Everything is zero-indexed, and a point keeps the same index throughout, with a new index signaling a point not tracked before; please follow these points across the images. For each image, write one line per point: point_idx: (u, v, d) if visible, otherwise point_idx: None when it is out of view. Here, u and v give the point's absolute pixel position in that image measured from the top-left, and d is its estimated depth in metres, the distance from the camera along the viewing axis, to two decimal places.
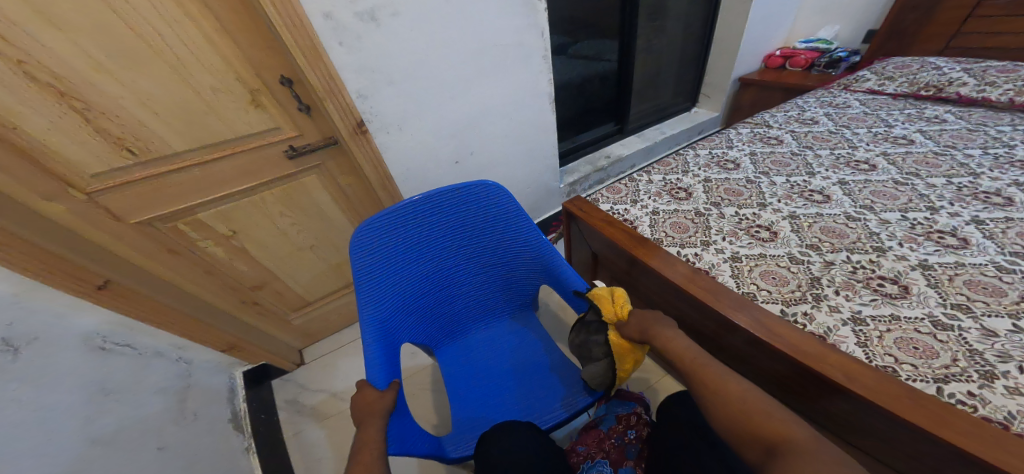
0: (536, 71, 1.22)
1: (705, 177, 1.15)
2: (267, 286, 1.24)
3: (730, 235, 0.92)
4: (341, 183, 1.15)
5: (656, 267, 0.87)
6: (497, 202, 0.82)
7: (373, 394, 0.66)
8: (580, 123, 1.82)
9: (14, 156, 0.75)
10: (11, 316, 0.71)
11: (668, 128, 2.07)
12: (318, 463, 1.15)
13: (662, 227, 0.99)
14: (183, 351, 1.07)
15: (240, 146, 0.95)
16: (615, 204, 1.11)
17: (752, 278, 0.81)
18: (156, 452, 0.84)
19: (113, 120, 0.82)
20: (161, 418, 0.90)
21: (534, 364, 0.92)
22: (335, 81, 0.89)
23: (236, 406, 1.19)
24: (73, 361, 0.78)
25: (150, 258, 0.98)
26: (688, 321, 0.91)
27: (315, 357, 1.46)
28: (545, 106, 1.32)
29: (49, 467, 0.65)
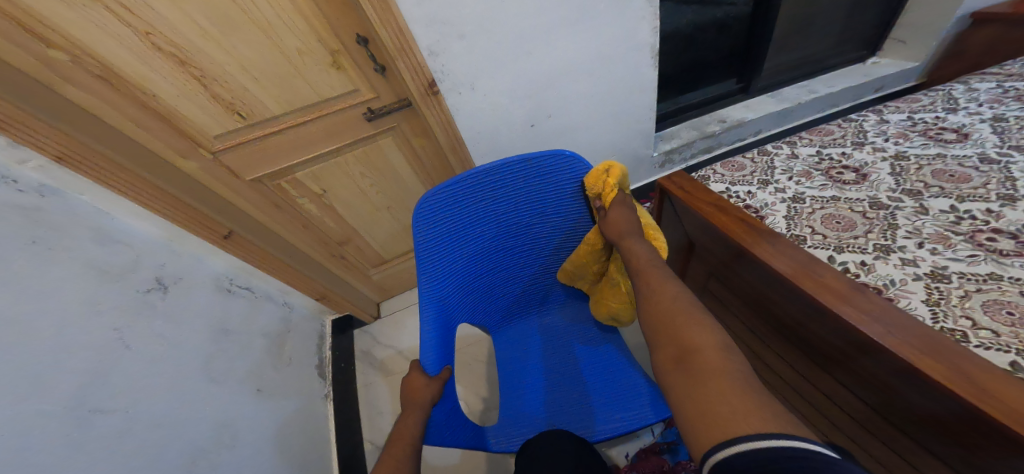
0: (635, 13, 0.98)
1: (895, 152, 0.84)
2: (350, 242, 1.33)
3: (935, 241, 0.65)
4: (415, 145, 1.12)
5: (781, 269, 0.64)
6: (580, 176, 0.67)
7: (421, 381, 0.61)
8: (687, 81, 1.51)
9: (150, 120, 0.85)
10: (164, 258, 0.89)
11: (822, 86, 1.61)
12: (380, 416, 1.25)
13: (809, 220, 0.75)
14: (286, 296, 1.25)
15: (326, 108, 0.96)
16: (732, 185, 0.87)
17: (967, 310, 0.55)
18: (256, 393, 0.97)
19: (223, 87, 0.87)
20: (263, 361, 1.05)
21: (596, 360, 0.80)
22: (404, 35, 0.82)
23: (323, 354, 1.33)
24: (206, 301, 0.94)
25: (260, 210, 1.08)
26: (820, 344, 0.67)
27: (389, 312, 1.56)
28: (645, 60, 1.09)
29: (181, 395, 0.77)
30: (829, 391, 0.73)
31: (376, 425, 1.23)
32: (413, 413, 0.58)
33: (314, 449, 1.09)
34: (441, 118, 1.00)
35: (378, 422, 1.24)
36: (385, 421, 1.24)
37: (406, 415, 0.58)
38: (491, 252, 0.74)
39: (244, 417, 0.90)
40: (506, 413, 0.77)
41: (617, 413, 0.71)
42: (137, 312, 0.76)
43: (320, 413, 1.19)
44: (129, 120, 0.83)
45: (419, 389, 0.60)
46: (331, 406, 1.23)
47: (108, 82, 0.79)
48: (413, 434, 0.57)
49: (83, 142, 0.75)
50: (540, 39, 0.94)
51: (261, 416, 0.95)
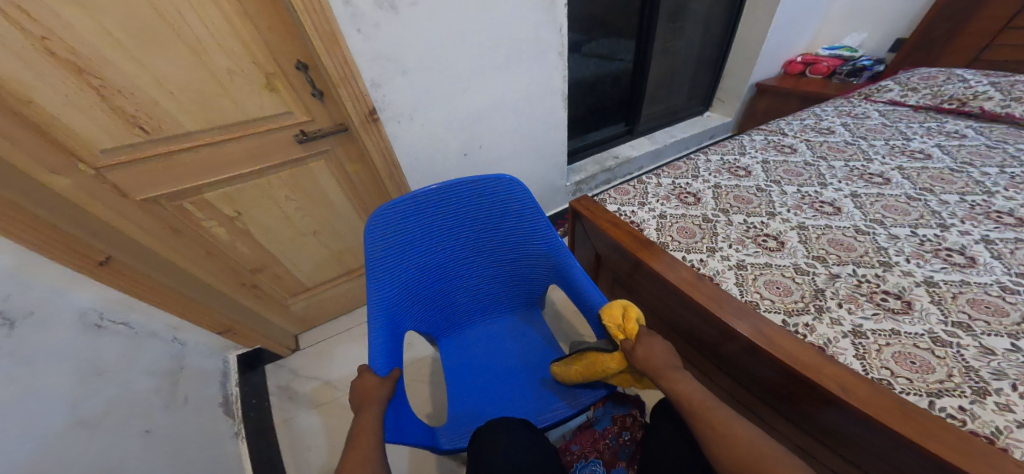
0: (550, 67, 1.21)
1: (715, 183, 1.14)
2: (267, 269, 1.23)
3: (737, 243, 0.92)
4: (349, 171, 1.14)
5: (663, 273, 0.87)
6: (515, 198, 0.81)
7: (373, 381, 0.66)
8: (591, 122, 1.83)
9: (26, 130, 0.74)
10: (8, 288, 0.69)
11: (680, 132, 2.08)
12: (307, 450, 1.15)
13: (669, 231, 0.99)
14: (177, 331, 1.04)
15: (252, 128, 0.93)
16: (622, 206, 1.10)
17: (756, 287, 0.81)
18: (144, 435, 0.82)
19: (127, 99, 0.80)
20: (151, 399, 0.88)
21: (532, 361, 0.92)
22: (350, 68, 0.88)
23: (227, 391, 1.18)
24: (70, 337, 0.76)
25: (153, 237, 0.96)
26: (692, 328, 0.90)
27: (311, 343, 1.45)
28: (557, 102, 1.31)
29: (45, 452, 0.63)
30: (705, 368, 0.96)
31: (302, 461, 1.12)
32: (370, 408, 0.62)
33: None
34: (380, 144, 1.04)
35: (305, 458, 1.13)
36: (315, 455, 1.14)
37: (362, 410, 0.62)
38: (440, 264, 0.83)
39: (125, 467, 0.75)
40: (451, 415, 0.83)
41: (554, 404, 0.83)
42: None
43: (229, 455, 1.05)
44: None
45: (372, 388, 0.64)
46: (239, 444, 1.10)
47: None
48: (374, 426, 0.59)
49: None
50: (475, 82, 1.09)
51: (152, 465, 0.80)
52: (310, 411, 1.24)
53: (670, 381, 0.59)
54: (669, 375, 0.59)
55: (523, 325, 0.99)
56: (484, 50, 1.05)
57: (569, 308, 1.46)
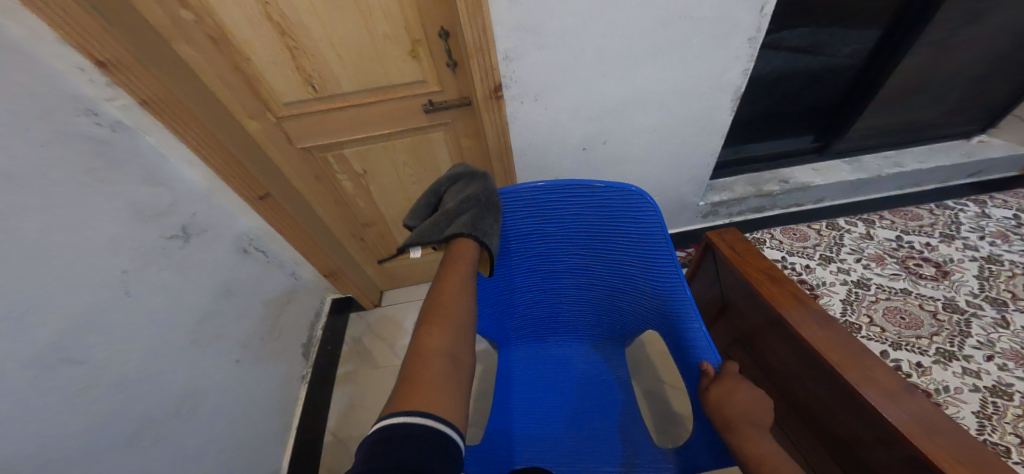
0: (726, 59, 0.94)
1: (986, 253, 0.81)
2: (375, 225, 1.30)
3: (1008, 356, 0.64)
4: (463, 145, 1.10)
5: (829, 357, 0.60)
6: (636, 215, 0.64)
7: (456, 281, 0.58)
8: (757, 128, 1.36)
9: (234, 76, 0.85)
10: (199, 208, 0.86)
11: (910, 159, 1.36)
12: (352, 408, 1.27)
13: (869, 310, 0.75)
14: (297, 267, 1.19)
15: (392, 93, 0.95)
16: (790, 255, 0.89)
17: (1018, 428, 0.56)
18: (235, 363, 0.93)
19: (309, 59, 0.86)
20: (253, 329, 1.00)
21: (599, 406, 0.80)
22: (486, 37, 0.81)
23: (313, 333, 1.31)
24: (224, 255, 0.91)
25: (303, 182, 1.07)
26: (850, 442, 0.63)
27: (391, 303, 1.57)
28: (724, 101, 1.04)
29: (167, 350, 0.75)
30: None
31: (346, 417, 1.25)
32: (430, 339, 0.52)
33: (277, 429, 1.07)
34: (496, 122, 0.99)
35: (346, 415, 1.26)
36: (353, 415, 1.25)
37: (422, 334, 0.53)
38: (527, 266, 0.76)
39: (219, 384, 0.88)
40: (490, 421, 0.81)
41: (611, 462, 0.72)
42: (151, 258, 0.73)
43: (292, 383, 1.16)
44: (218, 75, 0.84)
45: (451, 291, 0.57)
46: (303, 389, 1.20)
47: (214, 40, 0.80)
48: (443, 347, 0.52)
49: (154, 77, 0.73)
50: (622, 66, 0.92)
51: (236, 387, 0.93)
52: (367, 370, 1.37)
53: (739, 436, 0.50)
54: (740, 429, 0.50)
55: (602, 359, 0.87)
56: (637, 28, 0.85)
57: (663, 348, 1.24)
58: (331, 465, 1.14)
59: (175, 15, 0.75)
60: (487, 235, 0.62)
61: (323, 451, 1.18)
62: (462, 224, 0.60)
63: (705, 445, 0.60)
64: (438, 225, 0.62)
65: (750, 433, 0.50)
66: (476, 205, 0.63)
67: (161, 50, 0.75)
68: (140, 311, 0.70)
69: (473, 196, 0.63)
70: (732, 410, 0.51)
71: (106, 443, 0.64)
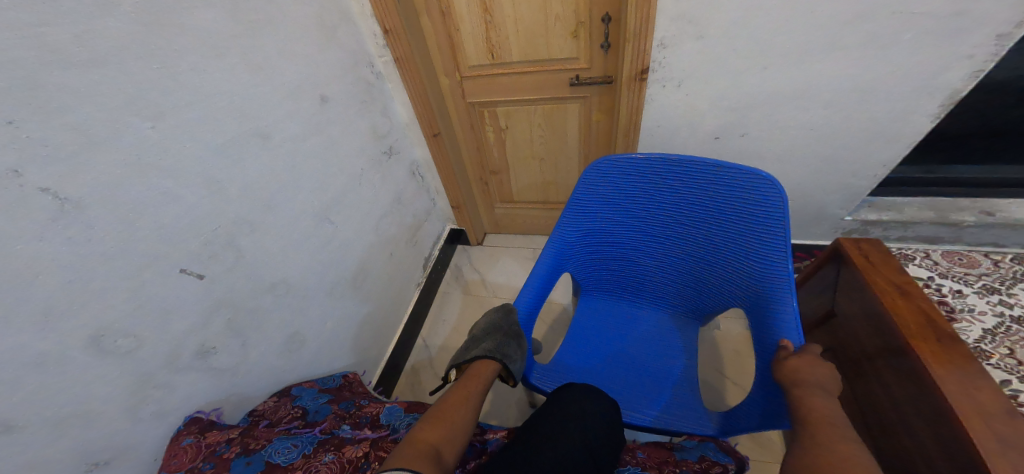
0: (951, 54, 0.83)
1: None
2: (499, 175, 1.52)
3: None
4: (593, 119, 1.22)
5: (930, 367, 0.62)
6: (752, 199, 0.72)
7: (462, 394, 0.67)
8: (957, 150, 1.22)
9: (447, 42, 1.10)
10: (398, 136, 1.19)
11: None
12: (442, 321, 1.58)
13: (1013, 343, 0.70)
14: (437, 196, 1.51)
15: (546, 65, 1.10)
16: (939, 276, 0.84)
17: None
18: (388, 256, 1.26)
19: (496, 33, 1.05)
20: (403, 235, 1.33)
21: (660, 367, 0.92)
22: (648, 26, 0.90)
23: (432, 251, 1.64)
24: (401, 175, 1.23)
25: (463, 129, 1.31)
26: (918, 455, 0.66)
27: (491, 244, 1.83)
28: (913, 107, 0.94)
29: (362, 232, 1.08)
30: None
31: (436, 326, 1.57)
32: (424, 432, 0.59)
33: (400, 313, 1.44)
34: (632, 103, 1.08)
35: (438, 324, 1.57)
36: (444, 325, 1.56)
37: (420, 426, 0.60)
38: (633, 228, 0.89)
39: (377, 271, 1.22)
40: (565, 345, 0.99)
41: (658, 404, 0.85)
42: (372, 166, 1.08)
43: (413, 284, 1.50)
44: (438, 42, 1.09)
45: (456, 402, 0.65)
46: (416, 293, 1.53)
47: (444, 15, 1.04)
48: (435, 439, 0.58)
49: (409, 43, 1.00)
50: (793, 59, 0.91)
51: (386, 272, 1.27)
52: (462, 294, 1.66)
53: (804, 390, 0.57)
54: (807, 387, 0.57)
55: (676, 328, 0.99)
56: (816, 24, 0.84)
57: (735, 348, 1.26)
58: (416, 362, 1.47)
59: None
60: (509, 358, 0.76)
61: (414, 350, 1.51)
62: (486, 345, 0.76)
63: (755, 408, 0.70)
64: (467, 349, 0.79)
65: (814, 391, 0.56)
66: (499, 335, 0.79)
67: (414, 21, 1.01)
68: (357, 201, 1.03)
69: (498, 329, 0.81)
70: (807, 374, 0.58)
71: (327, 278, 0.98)
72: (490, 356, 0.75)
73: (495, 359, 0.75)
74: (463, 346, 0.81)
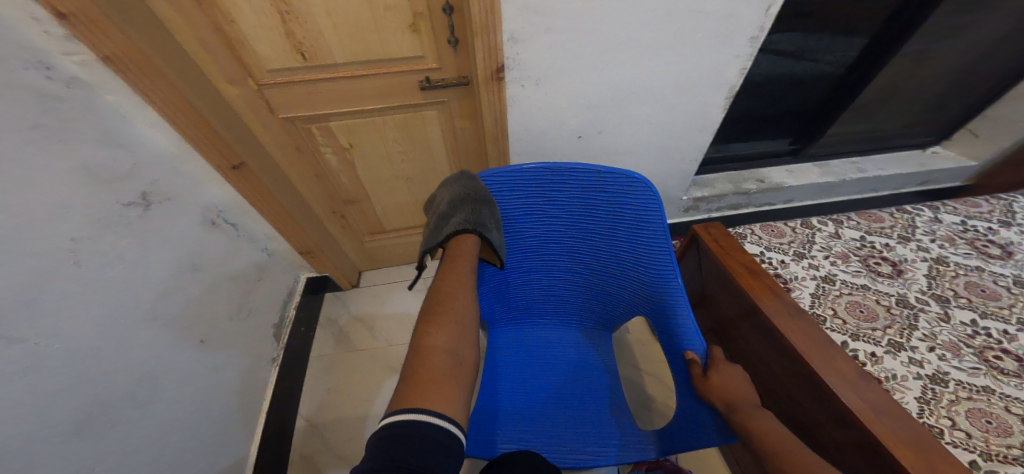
0: (726, 55, 0.95)
1: (938, 255, 0.90)
2: (358, 203, 1.24)
3: (948, 349, 0.72)
4: (457, 126, 1.07)
5: (811, 359, 0.69)
6: (636, 206, 0.69)
7: (453, 278, 0.64)
8: (738, 131, 1.44)
9: (212, 36, 0.78)
10: (159, 174, 0.78)
11: (873, 167, 1.49)
12: (325, 391, 1.24)
13: (832, 303, 0.81)
14: (269, 243, 1.12)
15: (386, 68, 0.89)
16: (766, 250, 0.93)
17: (950, 412, 0.64)
18: (197, 345, 0.86)
19: (301, 26, 0.80)
20: (218, 307, 0.92)
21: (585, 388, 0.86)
22: (494, 15, 0.78)
23: (286, 313, 1.25)
24: (185, 228, 0.83)
25: (280, 152, 1.00)
26: (802, 418, 0.75)
27: (370, 282, 1.54)
28: (717, 100, 1.07)
29: (115, 329, 0.67)
30: None
31: (318, 399, 1.22)
32: (430, 338, 0.56)
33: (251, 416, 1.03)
34: (496, 105, 0.97)
35: (319, 397, 1.23)
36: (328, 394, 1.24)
37: (422, 332, 0.57)
38: (526, 250, 0.79)
39: (179, 374, 0.81)
40: (482, 397, 0.83)
41: (599, 441, 0.77)
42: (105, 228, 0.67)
43: (263, 363, 1.12)
44: (195, 36, 0.76)
45: (450, 291, 0.63)
46: (274, 371, 1.15)
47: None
48: (446, 344, 0.56)
49: (128, 38, 0.67)
50: (625, 54, 0.91)
51: (202, 370, 0.87)
52: (346, 352, 1.34)
53: (743, 417, 0.59)
54: (749, 412, 0.59)
55: (589, 343, 0.93)
56: (646, 22, 0.85)
57: (640, 337, 1.31)
58: (304, 449, 1.12)
59: None
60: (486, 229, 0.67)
61: (296, 435, 1.15)
62: (457, 220, 0.66)
63: (691, 421, 0.68)
64: (439, 227, 0.69)
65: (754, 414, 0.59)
66: (469, 203, 0.68)
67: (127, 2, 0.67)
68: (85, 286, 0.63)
69: (466, 195, 0.69)
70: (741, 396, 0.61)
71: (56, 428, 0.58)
72: (467, 230, 0.66)
73: (478, 232, 0.66)
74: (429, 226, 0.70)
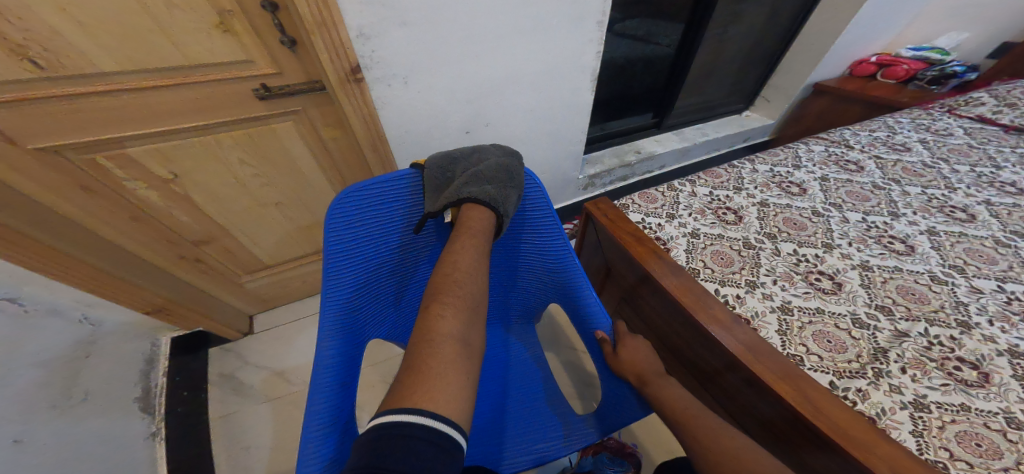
0: (583, 40, 0.99)
1: (761, 199, 1.04)
2: (215, 241, 1.04)
3: (784, 279, 0.83)
4: (325, 136, 0.94)
5: (697, 315, 0.76)
6: (524, 191, 0.71)
7: (460, 248, 0.57)
8: (612, 109, 1.59)
9: None
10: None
11: (711, 130, 1.89)
12: (245, 452, 1.01)
13: (701, 255, 0.89)
14: (90, 309, 0.87)
15: (197, 76, 0.73)
16: (646, 216, 0.99)
17: (802, 339, 0.73)
18: (9, 445, 0.64)
19: (8, 23, 0.59)
20: (26, 407, 0.69)
21: (522, 388, 0.79)
22: (327, 9, 0.67)
23: (152, 381, 1.02)
24: None
25: (60, 197, 0.76)
26: (705, 367, 0.81)
27: (268, 326, 1.29)
28: (584, 82, 1.11)
29: None
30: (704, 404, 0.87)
31: (237, 463, 0.99)
32: (440, 321, 0.49)
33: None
34: (361, 112, 0.85)
35: (241, 460, 1.00)
36: (256, 457, 1.01)
37: (436, 312, 0.50)
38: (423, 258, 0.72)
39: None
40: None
41: (544, 438, 0.71)
42: None
43: (132, 440, 0.90)
44: None
45: (462, 266, 0.55)
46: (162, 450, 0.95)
47: None
48: (455, 331, 0.49)
49: None
50: (490, 45, 0.88)
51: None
52: (258, 404, 1.10)
53: (656, 387, 0.60)
54: (655, 382, 0.61)
55: (514, 341, 0.87)
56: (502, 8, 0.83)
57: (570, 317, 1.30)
58: None
59: None
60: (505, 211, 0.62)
61: None
62: (485, 188, 0.62)
63: (616, 397, 0.67)
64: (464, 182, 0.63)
65: (657, 384, 0.61)
66: (500, 178, 0.64)
67: None
68: None
69: (502, 171, 0.65)
70: (643, 367, 0.63)
71: None
72: (489, 204, 0.61)
73: (491, 207, 0.61)
74: (447, 172, 0.65)
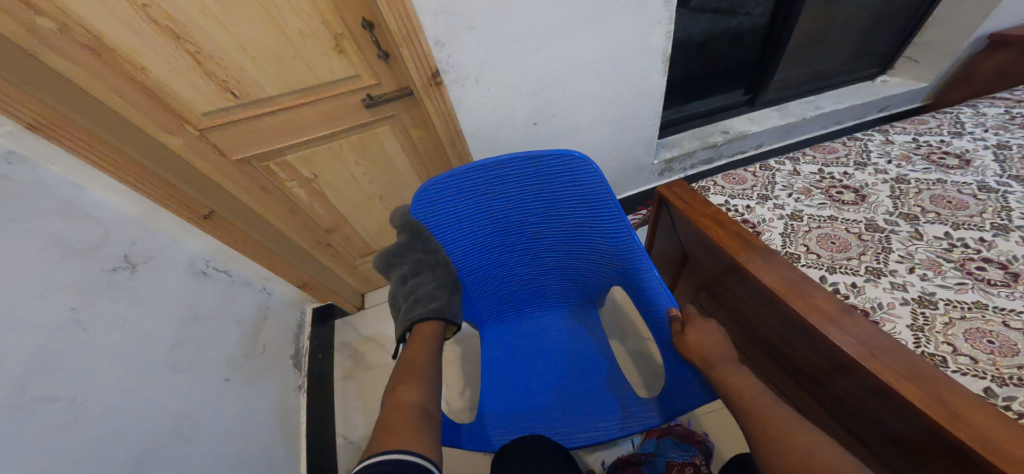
0: (650, 20, 0.96)
1: (896, 174, 0.85)
2: (339, 230, 1.28)
3: (926, 267, 0.66)
4: (413, 136, 1.10)
5: (792, 304, 0.64)
6: (583, 181, 0.66)
7: (418, 350, 0.66)
8: (693, 89, 1.48)
9: (140, 94, 0.81)
10: (135, 236, 0.80)
11: (827, 102, 1.60)
12: (355, 409, 1.22)
13: (804, 239, 0.76)
14: (266, 282, 1.17)
15: (326, 92, 0.93)
16: (731, 198, 0.89)
17: (949, 337, 0.57)
18: (222, 382, 0.89)
19: (217, 64, 0.83)
20: (232, 349, 0.96)
21: (584, 368, 0.82)
22: (411, 23, 0.79)
23: (300, 343, 1.30)
24: (179, 281, 0.86)
25: (246, 195, 1.03)
26: (805, 364, 0.71)
27: (374, 304, 1.52)
28: (654, 64, 1.07)
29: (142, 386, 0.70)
30: (809, 407, 0.77)
31: (350, 418, 1.20)
32: (405, 394, 0.58)
33: (284, 442, 1.05)
34: (440, 108, 0.97)
35: (350, 415, 1.21)
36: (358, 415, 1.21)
37: (397, 389, 0.59)
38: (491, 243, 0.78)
39: (214, 412, 0.84)
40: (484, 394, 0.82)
41: (603, 417, 0.74)
42: (98, 295, 0.68)
43: (289, 390, 1.17)
44: (122, 99, 0.79)
45: (417, 360, 0.64)
46: (302, 397, 1.20)
47: (107, 62, 0.75)
48: (415, 402, 0.57)
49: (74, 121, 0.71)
50: (553, 38, 0.92)
51: (233, 410, 0.90)
52: (365, 371, 1.31)
53: (721, 372, 0.55)
54: (721, 366, 0.56)
55: (579, 323, 0.90)
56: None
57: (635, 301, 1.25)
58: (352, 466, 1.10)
59: (54, 45, 0.70)
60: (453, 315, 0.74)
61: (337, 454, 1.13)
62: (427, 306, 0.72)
63: (681, 384, 0.64)
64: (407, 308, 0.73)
65: (729, 369, 0.55)
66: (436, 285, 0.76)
67: (48, 84, 0.70)
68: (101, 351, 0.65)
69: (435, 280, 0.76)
70: (711, 350, 0.57)
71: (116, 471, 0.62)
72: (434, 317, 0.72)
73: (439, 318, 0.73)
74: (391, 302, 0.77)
